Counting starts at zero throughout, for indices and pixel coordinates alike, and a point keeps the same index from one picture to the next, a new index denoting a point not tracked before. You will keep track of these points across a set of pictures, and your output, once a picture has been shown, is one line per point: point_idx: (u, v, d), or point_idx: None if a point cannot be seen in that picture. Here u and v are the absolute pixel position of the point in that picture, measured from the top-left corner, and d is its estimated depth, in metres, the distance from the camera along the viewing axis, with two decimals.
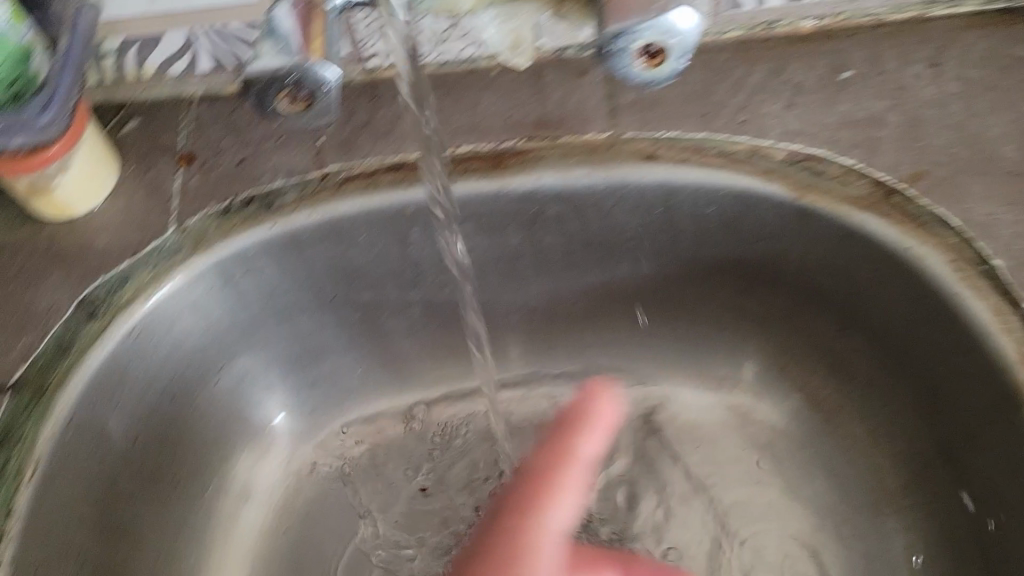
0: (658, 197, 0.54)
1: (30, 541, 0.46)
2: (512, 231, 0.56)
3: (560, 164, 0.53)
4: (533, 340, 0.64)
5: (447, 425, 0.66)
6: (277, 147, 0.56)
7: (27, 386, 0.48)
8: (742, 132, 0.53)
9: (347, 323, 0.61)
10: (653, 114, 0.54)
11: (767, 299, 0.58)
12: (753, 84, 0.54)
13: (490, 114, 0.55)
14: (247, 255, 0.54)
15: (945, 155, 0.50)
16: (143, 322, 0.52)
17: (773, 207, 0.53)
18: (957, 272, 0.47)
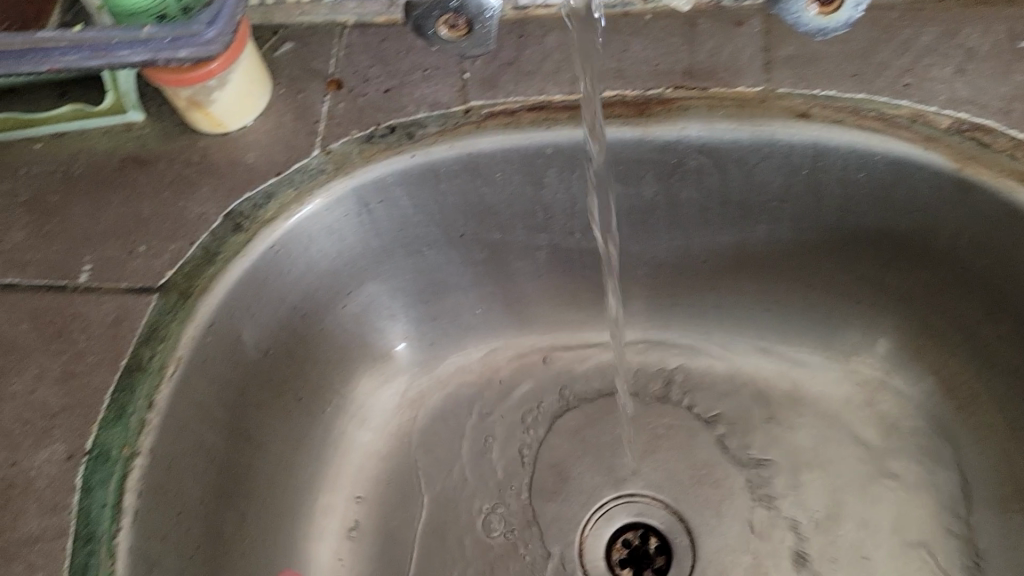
0: (806, 158, 0.51)
1: (167, 434, 0.48)
2: (648, 181, 0.55)
3: (706, 115, 0.51)
4: (657, 296, 0.63)
5: (562, 372, 0.66)
6: (424, 78, 0.56)
7: (173, 288, 0.51)
8: (903, 96, 0.50)
9: (474, 260, 0.62)
10: (809, 70, 0.52)
11: (910, 276, 0.55)
12: (921, 47, 0.52)
13: (638, 60, 0.54)
14: (386, 183, 0.55)
15: None
16: (283, 238, 0.54)
17: (930, 176, 0.50)
18: None
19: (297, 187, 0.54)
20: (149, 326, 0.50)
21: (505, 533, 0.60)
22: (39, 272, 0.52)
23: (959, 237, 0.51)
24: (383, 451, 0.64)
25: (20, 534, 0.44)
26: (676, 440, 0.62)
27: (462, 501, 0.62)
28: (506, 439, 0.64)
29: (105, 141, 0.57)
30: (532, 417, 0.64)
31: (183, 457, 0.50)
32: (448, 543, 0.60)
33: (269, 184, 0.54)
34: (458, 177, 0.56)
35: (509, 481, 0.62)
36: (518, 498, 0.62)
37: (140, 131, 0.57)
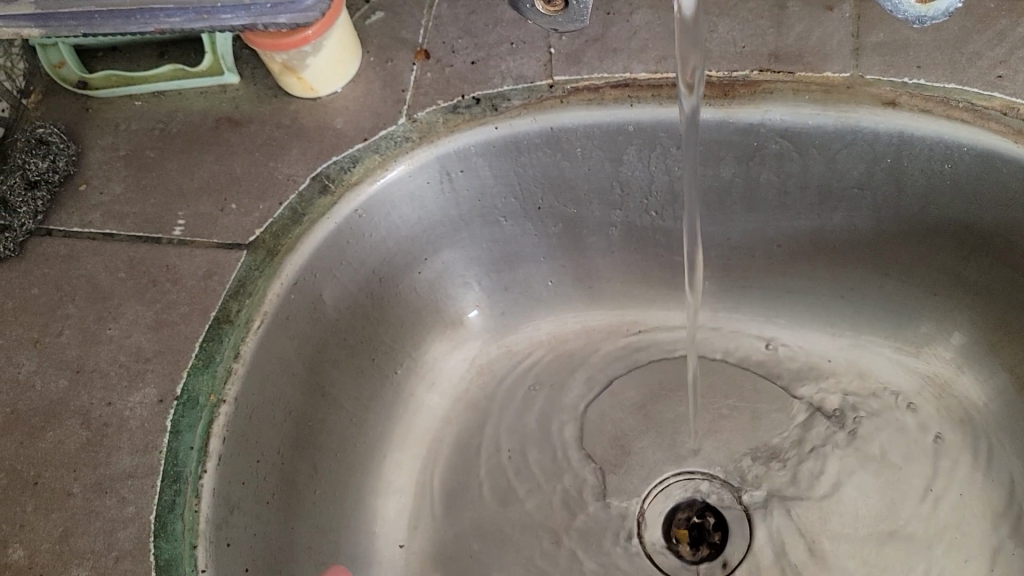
0: (890, 146, 0.51)
1: (252, 383, 0.51)
2: (727, 163, 0.55)
3: (791, 99, 0.52)
4: (728, 278, 0.63)
5: (627, 347, 0.67)
6: (509, 52, 0.57)
7: (262, 245, 0.53)
8: (995, 88, 0.50)
9: (548, 234, 0.63)
10: (899, 58, 0.51)
11: (989, 270, 0.55)
12: (1016, 38, 0.51)
13: (725, 40, 0.54)
14: (469, 153, 0.56)
15: None
16: (367, 202, 0.56)
17: (1018, 170, 0.49)
18: None
19: (385, 153, 0.56)
20: (238, 280, 0.52)
21: (565, 499, 0.61)
22: (136, 225, 0.55)
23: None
24: (450, 415, 0.65)
25: (115, 470, 0.47)
26: (741, 421, 0.62)
27: (525, 468, 0.63)
28: (569, 410, 0.65)
29: (200, 101, 0.58)
30: (597, 391, 0.65)
31: (265, 406, 0.52)
32: (510, 507, 0.62)
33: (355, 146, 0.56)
34: (540, 150, 0.57)
35: (571, 452, 0.63)
36: (579, 469, 0.62)
37: (235, 92, 0.58)
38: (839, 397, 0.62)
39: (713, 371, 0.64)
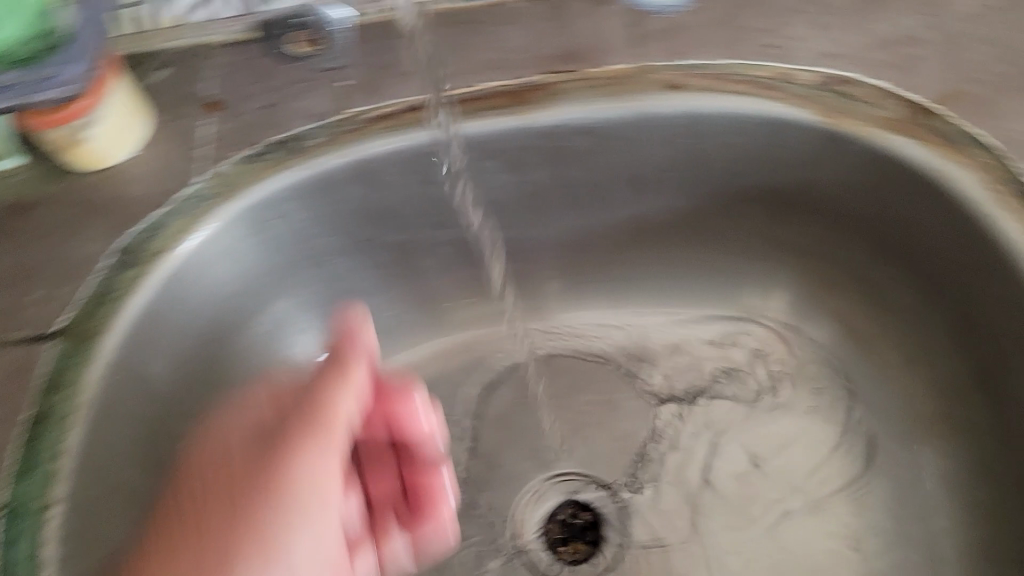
0: (685, 127, 0.53)
1: (83, 479, 0.48)
2: (535, 167, 0.56)
3: (581, 97, 0.52)
4: (565, 274, 0.64)
5: (481, 362, 0.66)
6: (301, 91, 0.56)
7: (74, 333, 0.51)
8: (769, 57, 0.52)
9: (381, 264, 0.62)
10: (679, 43, 0.53)
11: (801, 227, 0.58)
12: (781, 7, 0.53)
13: (511, 48, 0.54)
14: (278, 199, 0.55)
15: (983, 74, 0.50)
16: (178, 267, 0.53)
17: (803, 132, 0.51)
18: (994, 196, 0.47)
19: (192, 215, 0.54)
20: (51, 376, 0.49)
21: None
22: None
23: (842, 187, 0.53)
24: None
25: None
26: (601, 415, 0.63)
27: None
28: None
29: None
30: (457, 411, 0.65)
31: (104, 499, 0.49)
32: None
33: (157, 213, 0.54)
34: (349, 180, 0.55)
35: None
36: (452, 493, 0.62)
37: (17, 176, 0.55)
38: (692, 372, 0.63)
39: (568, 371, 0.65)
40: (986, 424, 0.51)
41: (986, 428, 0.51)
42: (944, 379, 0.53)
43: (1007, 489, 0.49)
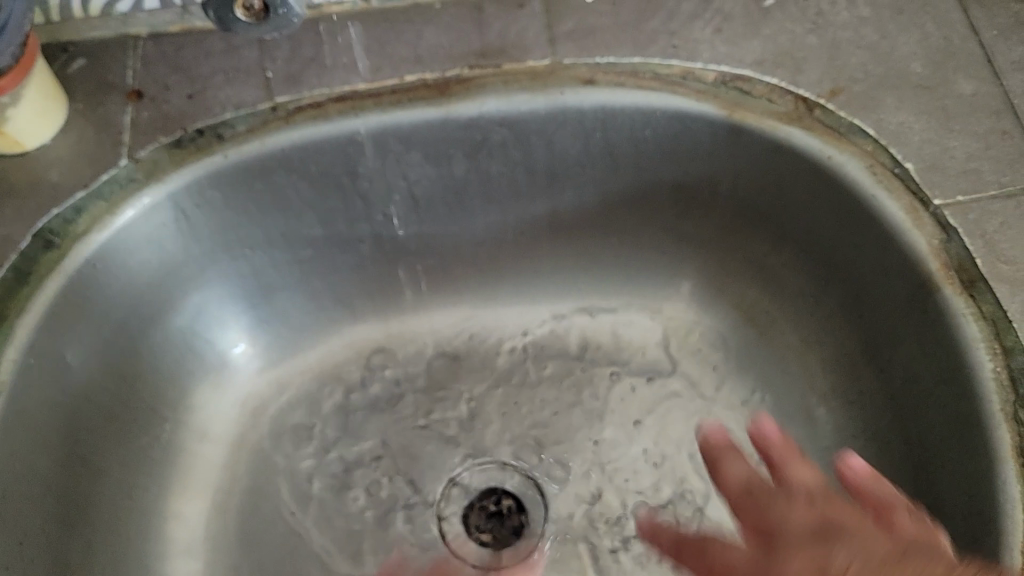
0: (596, 120, 0.60)
1: (10, 428, 0.51)
2: (457, 159, 0.62)
3: (501, 89, 0.59)
4: (482, 272, 0.70)
5: (391, 346, 0.71)
6: (227, 80, 0.60)
7: (138, 166, 0.57)
8: (673, 56, 0.59)
9: (299, 259, 0.67)
10: (589, 42, 0.60)
11: (700, 223, 0.65)
12: (684, 14, 0.61)
13: (430, 44, 0.61)
14: (207, 195, 0.59)
15: (862, 72, 0.57)
16: (250, 162, 0.59)
17: (707, 125, 0.58)
18: (873, 176, 0.54)
19: (190, 107, 0.59)
20: (91, 188, 0.56)
21: (375, 491, 0.66)
22: None
23: (738, 173, 0.60)
24: (269, 406, 0.70)
25: None
26: None
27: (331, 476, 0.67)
28: (358, 418, 0.69)
29: None
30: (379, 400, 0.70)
31: (25, 442, 0.52)
32: (324, 500, 0.66)
33: (116, 81, 0.60)
34: (365, 150, 0.60)
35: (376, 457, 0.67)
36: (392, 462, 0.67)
37: None
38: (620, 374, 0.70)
39: (505, 365, 0.71)
40: (874, 393, 0.58)
41: (872, 399, 0.58)
42: (844, 357, 0.61)
43: (886, 425, 0.57)
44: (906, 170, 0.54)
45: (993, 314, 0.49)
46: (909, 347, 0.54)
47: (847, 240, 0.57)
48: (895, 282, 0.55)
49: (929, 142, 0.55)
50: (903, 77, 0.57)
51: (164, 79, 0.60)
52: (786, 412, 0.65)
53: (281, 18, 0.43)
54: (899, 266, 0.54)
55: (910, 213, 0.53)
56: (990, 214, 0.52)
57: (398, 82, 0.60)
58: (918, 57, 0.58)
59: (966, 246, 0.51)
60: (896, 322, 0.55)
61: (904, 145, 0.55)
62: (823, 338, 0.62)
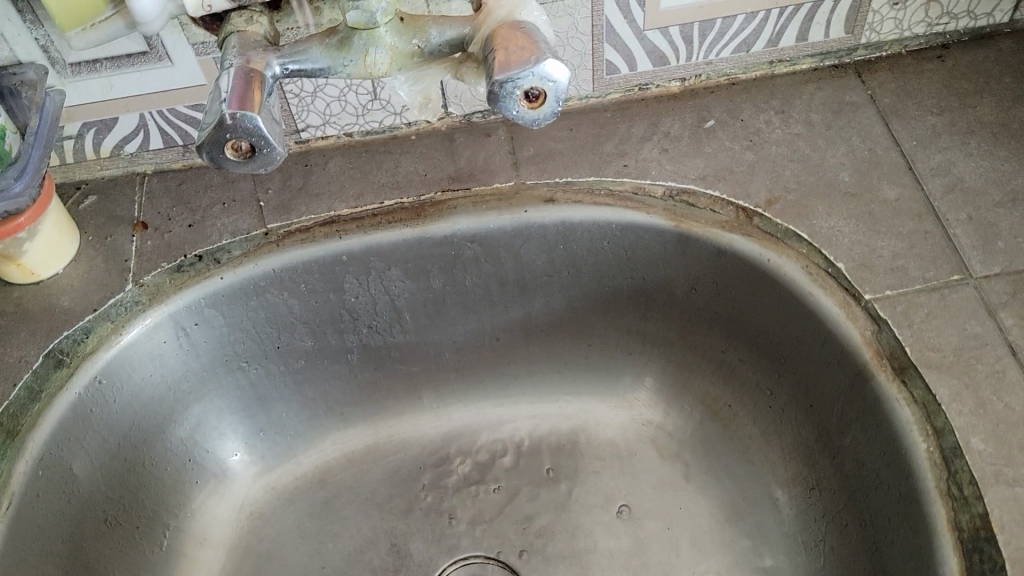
0: (560, 234, 0.66)
1: (19, 535, 0.55)
2: (436, 273, 0.68)
3: (472, 209, 0.65)
4: (465, 377, 0.76)
5: (379, 448, 0.76)
6: (223, 210, 0.67)
7: (142, 290, 0.63)
8: (624, 175, 0.66)
9: (293, 371, 0.71)
10: (549, 165, 0.67)
11: (662, 323, 0.71)
12: (631, 136, 0.68)
13: (409, 171, 0.68)
14: (205, 314, 0.64)
15: (793, 183, 0.64)
16: (245, 282, 0.64)
17: (658, 234, 0.64)
18: (810, 276, 0.59)
19: (190, 235, 0.65)
20: (99, 312, 0.62)
21: None
22: None
23: (691, 276, 0.66)
24: (266, 511, 0.73)
25: None
26: None
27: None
28: (349, 520, 0.72)
29: None
30: (369, 501, 0.73)
31: (32, 548, 0.56)
32: None
33: (124, 214, 0.67)
34: (349, 270, 0.66)
35: (366, 555, 0.70)
36: (381, 559, 0.70)
37: None
38: (600, 470, 0.74)
39: (489, 465, 0.75)
40: (831, 478, 0.61)
41: (830, 484, 0.61)
42: (802, 445, 0.64)
43: (845, 510, 0.60)
44: (838, 269, 0.59)
45: (923, 397, 0.53)
46: (856, 433, 0.58)
47: (794, 336, 0.62)
48: (837, 372, 0.59)
49: (857, 242, 0.60)
50: (831, 186, 0.64)
51: (166, 210, 0.67)
52: (752, 498, 0.68)
53: (266, 157, 0.49)
54: (838, 357, 0.58)
55: (844, 307, 0.58)
56: (917, 305, 0.57)
57: (381, 206, 0.66)
58: (845, 167, 0.64)
59: (896, 335, 0.56)
60: (844, 411, 0.59)
61: (834, 246, 0.60)
62: (782, 427, 0.66)
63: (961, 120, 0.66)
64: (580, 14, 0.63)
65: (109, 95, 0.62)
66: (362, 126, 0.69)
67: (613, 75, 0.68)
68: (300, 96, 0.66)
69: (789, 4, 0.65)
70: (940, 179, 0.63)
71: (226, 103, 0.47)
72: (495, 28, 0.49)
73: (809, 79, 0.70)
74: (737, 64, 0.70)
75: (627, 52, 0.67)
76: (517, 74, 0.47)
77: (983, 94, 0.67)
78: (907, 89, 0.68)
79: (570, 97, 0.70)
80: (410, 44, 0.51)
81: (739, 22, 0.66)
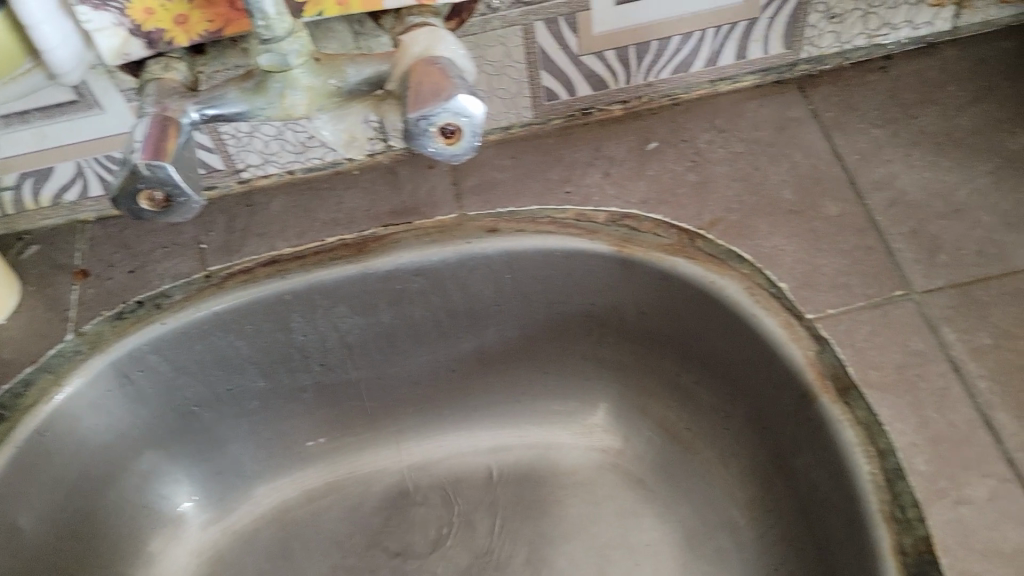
0: (504, 264, 0.65)
1: None
2: (382, 308, 0.67)
3: (415, 243, 0.65)
4: (422, 408, 0.75)
5: (341, 487, 0.75)
6: (165, 254, 0.66)
7: (83, 339, 0.63)
8: (567, 202, 0.65)
9: (246, 412, 0.71)
10: (492, 194, 0.67)
11: (616, 348, 0.70)
12: (573, 162, 0.68)
13: (353, 206, 0.68)
14: (149, 360, 0.64)
15: (736, 204, 0.63)
16: (188, 326, 0.63)
17: (603, 260, 0.64)
18: (753, 297, 0.59)
19: (132, 281, 0.65)
20: (38, 364, 0.61)
21: None
22: None
23: (640, 300, 0.65)
24: (225, 555, 0.72)
25: None
26: None
27: None
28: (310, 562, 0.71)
29: None
30: (329, 541, 0.72)
31: None
32: None
33: (66, 263, 0.66)
34: (294, 309, 0.65)
35: None
36: None
37: None
38: (562, 499, 0.73)
39: (449, 498, 0.74)
40: (785, 500, 0.60)
41: (785, 507, 0.60)
42: (758, 467, 0.63)
43: (799, 534, 0.59)
44: (780, 289, 0.59)
45: (866, 419, 0.52)
46: (805, 455, 0.57)
47: (743, 359, 0.61)
48: (784, 394, 0.58)
49: (800, 261, 0.60)
50: (773, 205, 0.63)
51: (108, 257, 0.66)
52: (712, 522, 0.67)
53: (183, 205, 0.48)
54: (783, 379, 0.57)
55: (787, 328, 0.57)
56: (859, 323, 0.56)
57: (322, 245, 0.66)
58: (788, 186, 0.64)
59: (838, 355, 0.55)
60: (793, 432, 0.58)
61: (777, 266, 0.60)
62: (738, 449, 0.65)
63: (904, 132, 0.65)
64: (512, 42, 0.63)
65: (42, 145, 0.62)
66: (303, 163, 0.69)
67: (552, 101, 0.68)
68: (237, 137, 0.65)
69: (724, 23, 0.65)
70: (883, 193, 0.62)
71: (139, 152, 0.46)
72: (412, 65, 0.49)
73: (751, 97, 0.69)
74: (679, 84, 0.69)
75: (564, 77, 0.66)
76: (430, 111, 0.46)
77: (926, 104, 0.67)
78: (850, 102, 0.68)
79: (512, 125, 0.70)
80: (327, 84, 0.50)
81: (676, 43, 0.66)
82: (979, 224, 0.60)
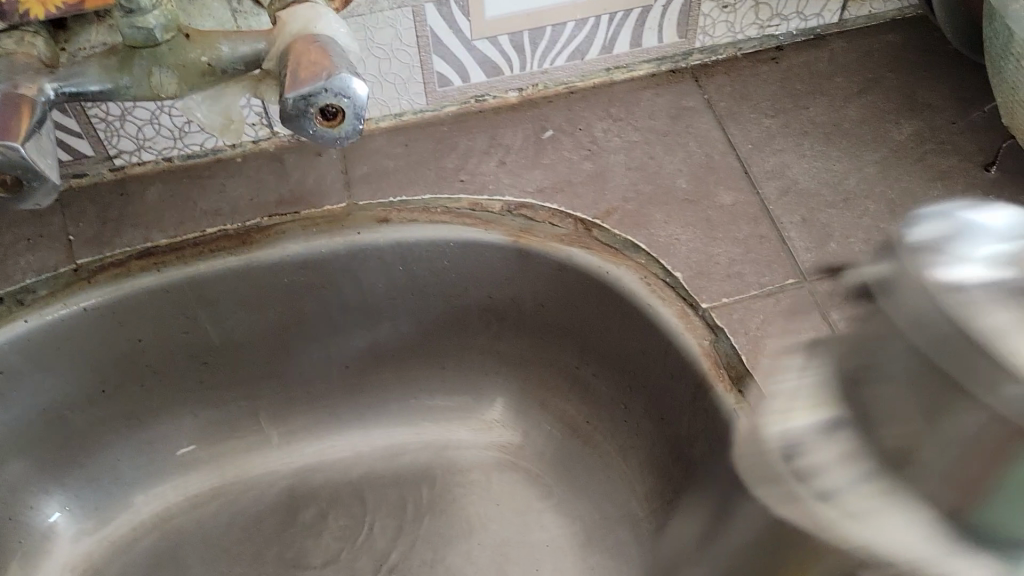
0: (397, 255, 0.63)
1: None
2: (269, 303, 0.64)
3: (303, 234, 0.62)
4: (314, 406, 0.72)
5: (227, 491, 0.71)
6: (28, 246, 0.62)
7: None
8: (462, 191, 0.64)
9: (123, 414, 0.67)
10: (383, 183, 0.64)
11: (513, 341, 0.69)
12: (468, 150, 0.66)
13: (236, 195, 0.64)
14: (11, 361, 0.59)
15: (631, 193, 0.63)
16: (56, 325, 0.59)
17: (498, 251, 0.62)
18: (648, 286, 0.58)
19: None
20: None
21: None
22: None
23: (537, 292, 0.64)
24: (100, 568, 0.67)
25: None
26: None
27: None
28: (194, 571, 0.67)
29: None
30: (215, 549, 0.68)
31: None
32: None
33: None
34: (172, 304, 0.61)
35: None
36: None
37: None
38: (460, 497, 0.71)
39: (343, 500, 0.71)
40: (683, 492, 0.60)
41: (683, 499, 0.60)
42: (656, 459, 0.63)
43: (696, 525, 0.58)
44: (675, 279, 0.58)
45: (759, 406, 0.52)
46: (701, 445, 0.57)
47: (639, 350, 0.61)
48: (680, 384, 0.58)
49: (695, 251, 0.59)
50: (669, 194, 0.62)
51: None
52: (612, 516, 0.66)
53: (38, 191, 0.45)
54: (678, 369, 0.57)
55: (682, 316, 0.57)
56: (753, 312, 0.56)
57: (204, 236, 0.62)
58: (684, 175, 0.63)
59: (732, 344, 0.55)
60: (690, 423, 0.58)
61: (672, 255, 0.59)
62: (636, 441, 0.65)
63: (796, 122, 0.66)
64: (402, 25, 0.60)
65: None
66: (181, 149, 0.65)
67: (445, 87, 0.66)
68: (108, 120, 0.61)
69: (618, 10, 0.64)
70: (776, 182, 0.62)
71: None
72: (289, 43, 0.46)
73: (647, 85, 0.69)
74: (574, 72, 0.68)
75: (457, 62, 0.64)
76: (309, 91, 0.44)
77: (816, 94, 0.67)
78: (743, 92, 0.68)
79: (404, 112, 0.67)
80: (198, 61, 0.47)
81: (571, 29, 0.64)
82: (867, 214, 0.60)
